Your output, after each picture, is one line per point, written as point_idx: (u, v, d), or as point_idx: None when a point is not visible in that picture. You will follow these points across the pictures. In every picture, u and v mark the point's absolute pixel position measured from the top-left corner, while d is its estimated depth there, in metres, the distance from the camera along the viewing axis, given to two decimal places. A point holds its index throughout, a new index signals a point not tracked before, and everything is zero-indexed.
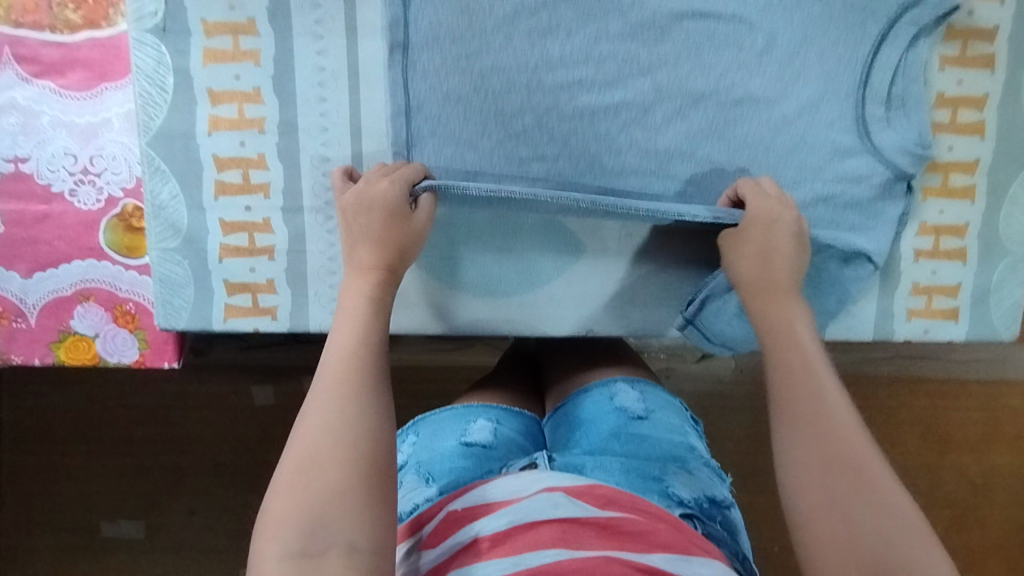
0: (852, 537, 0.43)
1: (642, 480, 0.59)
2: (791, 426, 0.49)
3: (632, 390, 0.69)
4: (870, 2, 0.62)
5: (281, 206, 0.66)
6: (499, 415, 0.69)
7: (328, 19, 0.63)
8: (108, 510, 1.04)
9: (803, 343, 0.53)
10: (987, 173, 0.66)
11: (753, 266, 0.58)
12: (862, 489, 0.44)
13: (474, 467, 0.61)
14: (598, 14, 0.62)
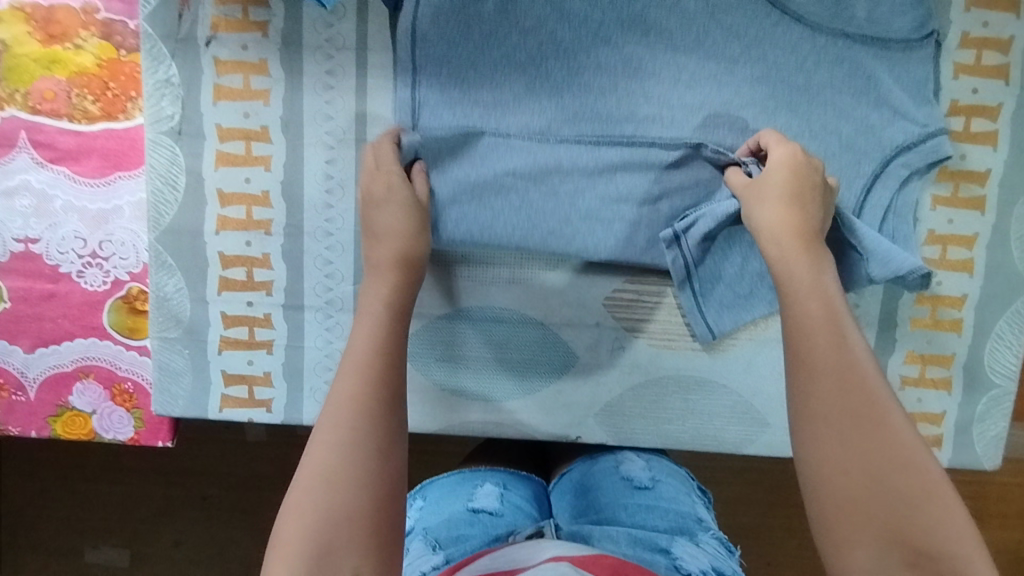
0: (867, 492, 0.41)
1: (648, 552, 0.59)
2: (812, 371, 0.45)
3: (639, 458, 0.71)
4: (866, 144, 0.63)
5: (282, 303, 0.67)
6: (507, 481, 0.71)
7: (339, 130, 0.65)
8: (94, 536, 1.05)
9: (824, 289, 0.49)
10: (975, 308, 0.67)
11: (769, 216, 0.53)
12: (879, 445, 0.42)
13: (480, 536, 0.64)
14: (600, 140, 0.64)
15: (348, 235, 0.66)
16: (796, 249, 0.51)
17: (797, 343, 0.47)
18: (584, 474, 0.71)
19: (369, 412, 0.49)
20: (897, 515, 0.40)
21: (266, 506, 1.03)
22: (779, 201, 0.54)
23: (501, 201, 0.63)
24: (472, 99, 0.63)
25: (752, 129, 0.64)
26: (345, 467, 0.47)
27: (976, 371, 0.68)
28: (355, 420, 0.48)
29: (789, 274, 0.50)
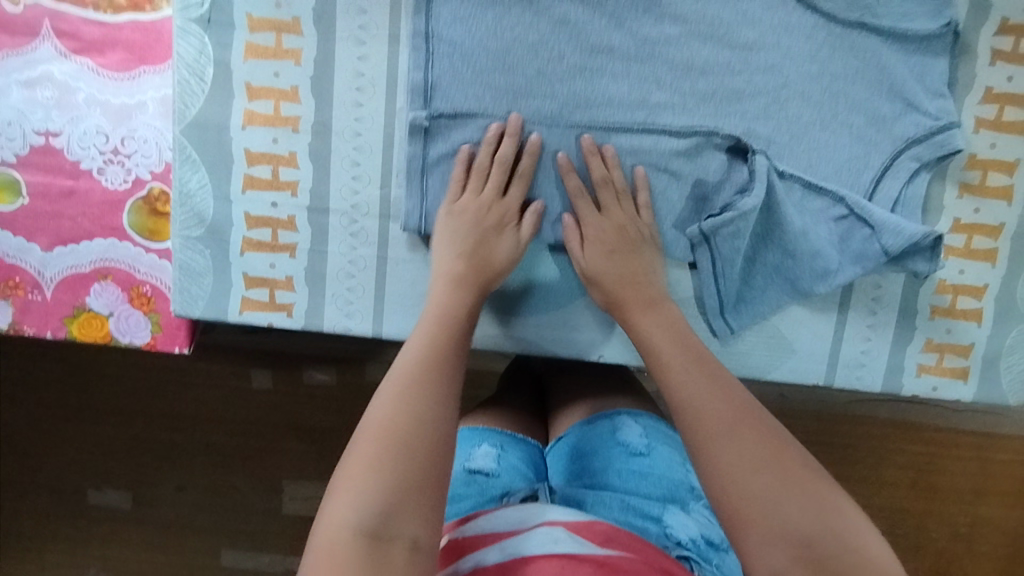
0: (770, 491, 0.44)
1: (640, 519, 0.60)
2: (697, 405, 0.49)
3: (637, 424, 0.68)
4: (912, 61, 0.62)
5: (306, 205, 0.66)
6: (504, 442, 0.69)
7: (372, 25, 0.63)
8: (97, 477, 1.04)
9: (683, 341, 0.56)
10: (1011, 239, 0.66)
11: (600, 262, 0.63)
12: (761, 450, 0.46)
13: (476, 497, 0.62)
14: (638, 56, 0.63)
15: (377, 137, 0.65)
16: (645, 310, 0.60)
17: (680, 388, 0.51)
18: (577, 432, 0.70)
19: (443, 382, 0.50)
20: (795, 508, 0.43)
21: (274, 438, 1.02)
22: (614, 253, 0.62)
23: (533, 105, 0.64)
24: (491, 58, 0.63)
25: (799, 39, 0.62)
26: (421, 423, 0.47)
27: (1007, 301, 0.67)
28: (427, 387, 0.49)
29: (653, 336, 0.58)
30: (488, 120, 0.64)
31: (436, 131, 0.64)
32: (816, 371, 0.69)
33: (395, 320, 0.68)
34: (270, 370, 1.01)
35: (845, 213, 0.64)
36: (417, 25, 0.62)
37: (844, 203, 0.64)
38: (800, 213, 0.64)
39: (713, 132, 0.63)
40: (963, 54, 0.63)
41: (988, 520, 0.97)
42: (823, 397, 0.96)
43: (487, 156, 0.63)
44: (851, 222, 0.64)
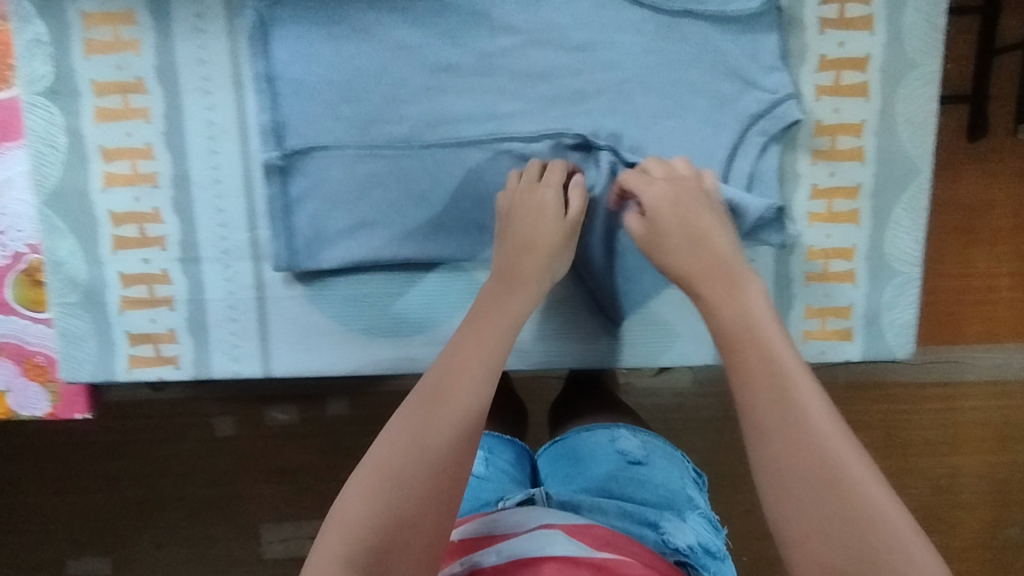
0: (814, 502, 0.40)
1: (636, 526, 0.59)
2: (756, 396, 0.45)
3: (634, 435, 0.68)
4: (742, 40, 0.63)
5: (178, 257, 0.66)
6: (493, 444, 0.72)
7: (214, 74, 0.64)
8: (73, 546, 1.03)
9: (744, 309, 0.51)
10: (870, 197, 0.67)
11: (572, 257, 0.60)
12: (808, 453, 0.42)
13: (470, 499, 0.65)
14: (478, 69, 0.64)
15: (236, 182, 0.65)
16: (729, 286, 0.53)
17: (743, 370, 0.47)
18: (576, 442, 0.70)
19: (450, 417, 0.47)
20: (839, 519, 0.39)
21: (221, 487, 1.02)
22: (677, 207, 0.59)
23: (383, 130, 0.64)
24: (336, 90, 0.63)
25: (631, 34, 0.63)
26: (424, 463, 0.45)
27: (879, 259, 0.69)
28: (421, 424, 0.47)
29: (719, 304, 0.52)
30: (342, 150, 0.64)
31: (292, 168, 0.64)
32: (703, 350, 0.71)
33: (284, 356, 0.69)
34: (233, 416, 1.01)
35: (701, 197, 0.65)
36: (256, 68, 0.63)
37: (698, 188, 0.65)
38: None
39: (561, 132, 0.64)
40: (792, 27, 0.64)
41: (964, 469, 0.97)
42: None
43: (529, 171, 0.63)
44: None
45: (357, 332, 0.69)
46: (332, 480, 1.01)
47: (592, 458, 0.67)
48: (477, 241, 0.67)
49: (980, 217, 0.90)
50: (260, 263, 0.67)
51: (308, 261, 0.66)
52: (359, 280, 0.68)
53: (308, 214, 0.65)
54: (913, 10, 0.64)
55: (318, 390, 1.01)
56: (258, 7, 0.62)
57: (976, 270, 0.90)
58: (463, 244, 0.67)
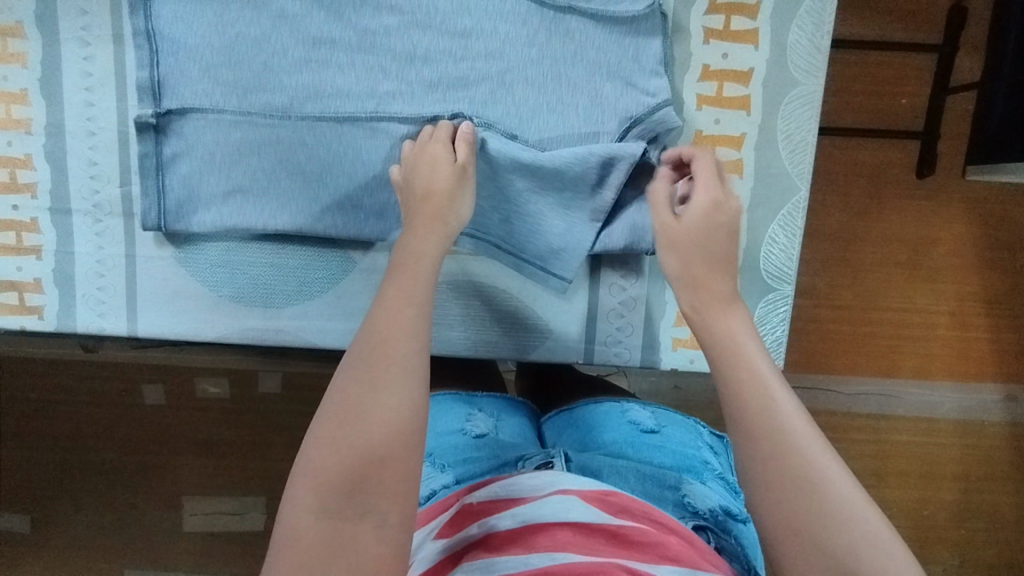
0: (797, 535, 0.38)
1: (658, 488, 0.59)
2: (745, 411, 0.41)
3: (644, 409, 0.71)
4: (626, 42, 0.64)
5: (48, 207, 0.66)
6: (500, 411, 0.72)
7: (94, 26, 0.64)
8: None
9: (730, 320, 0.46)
10: (746, 211, 0.68)
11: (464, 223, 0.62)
12: (791, 479, 0.39)
13: (488, 459, 0.63)
14: (361, 46, 0.64)
15: (112, 135, 0.66)
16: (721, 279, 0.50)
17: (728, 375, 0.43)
18: (585, 410, 0.72)
19: (402, 360, 0.44)
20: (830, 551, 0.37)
21: (120, 451, 1.00)
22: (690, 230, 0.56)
23: (260, 96, 0.64)
24: (216, 53, 0.64)
25: (515, 26, 0.64)
26: (378, 405, 0.43)
27: (754, 277, 0.69)
28: (382, 351, 0.44)
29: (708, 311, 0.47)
30: (218, 114, 0.64)
31: (166, 127, 0.64)
32: (575, 351, 0.71)
33: (150, 318, 0.68)
34: (162, 385, 0.99)
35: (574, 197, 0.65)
36: (137, 23, 0.63)
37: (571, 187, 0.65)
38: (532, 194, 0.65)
39: (438, 115, 0.64)
40: (677, 34, 0.66)
41: (890, 501, 1.05)
42: (677, 387, 0.97)
43: (439, 132, 0.60)
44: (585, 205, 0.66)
45: (229, 300, 0.68)
46: (242, 458, 1.00)
47: (606, 425, 0.69)
48: (351, 220, 0.66)
49: (923, 254, 0.96)
50: (131, 220, 0.67)
51: (177, 223, 0.66)
52: (230, 247, 0.68)
53: (182, 176, 0.65)
54: (796, 29, 0.65)
55: (247, 364, 0.99)
56: None
57: (912, 306, 0.97)
58: (335, 221, 0.66)
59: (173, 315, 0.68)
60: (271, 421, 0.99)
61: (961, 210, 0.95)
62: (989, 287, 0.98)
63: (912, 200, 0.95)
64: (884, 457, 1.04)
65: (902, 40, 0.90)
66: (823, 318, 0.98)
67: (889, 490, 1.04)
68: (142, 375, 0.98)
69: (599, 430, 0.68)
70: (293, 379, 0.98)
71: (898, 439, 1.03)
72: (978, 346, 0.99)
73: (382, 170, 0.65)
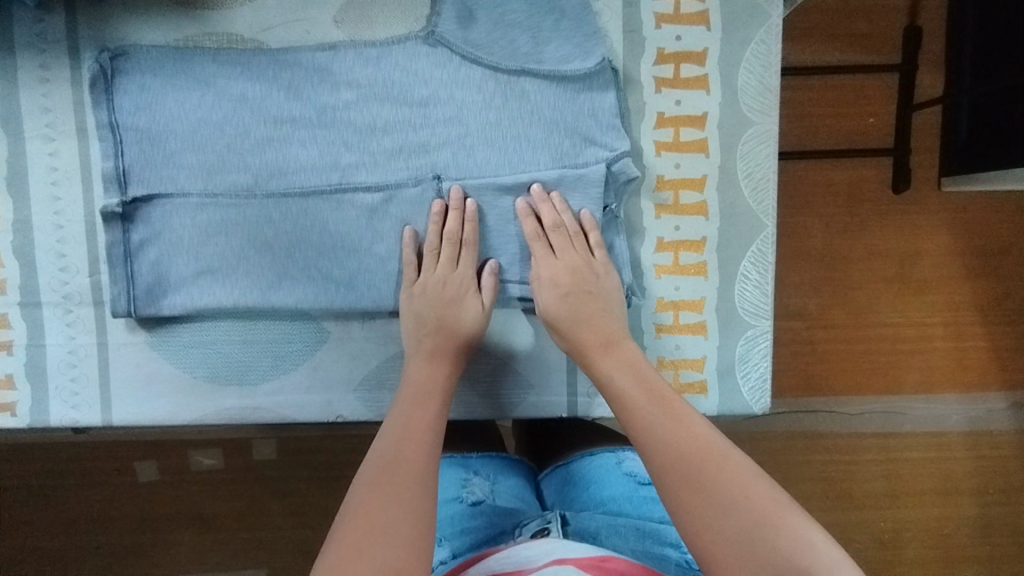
0: (733, 546, 0.45)
1: (657, 545, 0.59)
2: (665, 445, 0.51)
3: (640, 457, 0.72)
4: (581, 97, 0.65)
5: (18, 301, 0.66)
6: (496, 471, 0.71)
7: (58, 122, 0.65)
8: None
9: (647, 382, 0.56)
10: (716, 250, 0.68)
11: (432, 311, 0.63)
12: (726, 491, 0.47)
13: (485, 529, 0.63)
14: (321, 122, 0.66)
15: (80, 226, 0.66)
16: (603, 350, 0.60)
17: (650, 425, 0.52)
18: (579, 462, 0.72)
19: (400, 481, 0.51)
20: (765, 541, 0.44)
21: (114, 536, 0.97)
22: (569, 295, 0.62)
23: (225, 178, 0.65)
24: (178, 140, 0.65)
25: (471, 91, 0.66)
26: (392, 512, 0.49)
27: (733, 314, 0.68)
28: (394, 466, 0.52)
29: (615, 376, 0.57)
30: (184, 199, 0.65)
31: (133, 215, 0.65)
32: (559, 403, 0.70)
33: (125, 406, 0.67)
34: (157, 462, 0.97)
35: None
36: (100, 117, 0.64)
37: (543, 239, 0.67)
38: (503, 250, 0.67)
39: (404, 182, 0.66)
40: (629, 86, 0.67)
41: (909, 523, 1.02)
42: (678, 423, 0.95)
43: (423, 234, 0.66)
44: None
45: (205, 379, 0.68)
46: (240, 533, 0.97)
47: (601, 478, 0.69)
48: (321, 290, 0.66)
49: (910, 269, 0.96)
50: (102, 307, 0.67)
51: (147, 308, 0.66)
52: (202, 327, 0.67)
53: (151, 260, 0.65)
54: (745, 71, 0.66)
55: (243, 433, 0.97)
56: (101, 59, 0.64)
57: (905, 320, 0.97)
58: (306, 293, 0.66)
59: (150, 400, 0.67)
60: (270, 488, 0.97)
61: (942, 224, 0.96)
62: (980, 295, 0.97)
63: (891, 217, 0.95)
64: (896, 478, 1.01)
65: (854, 56, 0.92)
66: (817, 343, 0.97)
67: (904, 509, 1.02)
68: (131, 455, 0.96)
69: (595, 486, 0.68)
70: (291, 444, 0.96)
71: (909, 456, 1.01)
72: (978, 355, 0.98)
73: (352, 241, 0.66)
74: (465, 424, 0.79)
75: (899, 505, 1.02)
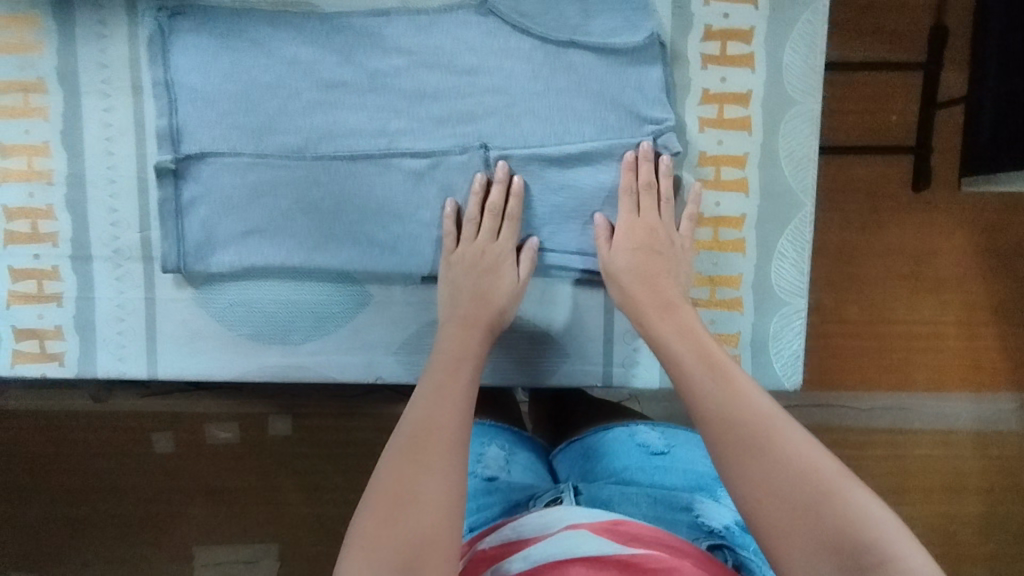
0: (787, 513, 0.44)
1: (669, 512, 0.61)
2: (725, 412, 0.50)
3: (654, 427, 0.72)
4: (628, 71, 0.66)
5: (69, 254, 0.67)
6: (511, 444, 0.72)
7: (114, 79, 0.66)
8: None
9: (702, 347, 0.57)
10: (754, 227, 0.69)
11: (476, 277, 0.65)
12: (777, 457, 0.46)
13: (501, 502, 0.64)
14: (371, 87, 0.67)
15: (132, 183, 0.67)
16: (661, 314, 0.61)
17: (709, 391, 0.52)
18: (592, 434, 0.72)
19: (439, 446, 0.50)
20: (812, 506, 0.43)
21: (130, 505, 0.99)
22: (638, 249, 0.65)
23: (275, 139, 0.66)
24: (231, 100, 0.66)
25: (520, 61, 0.66)
26: (428, 479, 0.48)
27: (768, 291, 0.70)
28: (436, 431, 0.51)
29: (674, 342, 0.58)
30: (236, 157, 0.66)
31: (185, 172, 0.66)
32: (593, 374, 0.71)
33: (170, 360, 0.69)
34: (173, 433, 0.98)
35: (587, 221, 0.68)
36: (156, 74, 0.65)
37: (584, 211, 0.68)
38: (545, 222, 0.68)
39: (450, 150, 0.67)
40: (675, 62, 0.68)
41: (916, 517, 1.04)
42: None
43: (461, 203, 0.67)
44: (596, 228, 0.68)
45: (250, 337, 0.69)
46: (258, 502, 0.98)
47: (613, 449, 0.70)
48: (366, 253, 0.68)
49: (935, 262, 0.97)
50: (151, 263, 0.68)
51: (196, 264, 0.67)
52: (248, 285, 0.69)
53: (200, 218, 0.67)
54: (789, 51, 0.67)
55: (257, 408, 0.98)
56: (158, 17, 0.65)
57: (918, 317, 0.98)
58: (351, 255, 0.68)
59: (195, 356, 0.69)
60: (288, 460, 0.98)
61: (967, 220, 0.97)
62: (1001, 293, 0.98)
63: (918, 210, 0.96)
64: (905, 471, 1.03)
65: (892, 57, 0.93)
66: (836, 332, 0.98)
67: (911, 502, 1.03)
68: (150, 424, 0.98)
69: (607, 457, 0.69)
70: (307, 417, 0.98)
71: (918, 450, 1.02)
72: (995, 352, 0.99)
73: (397, 206, 0.67)
74: (486, 392, 0.81)
75: (906, 499, 1.03)
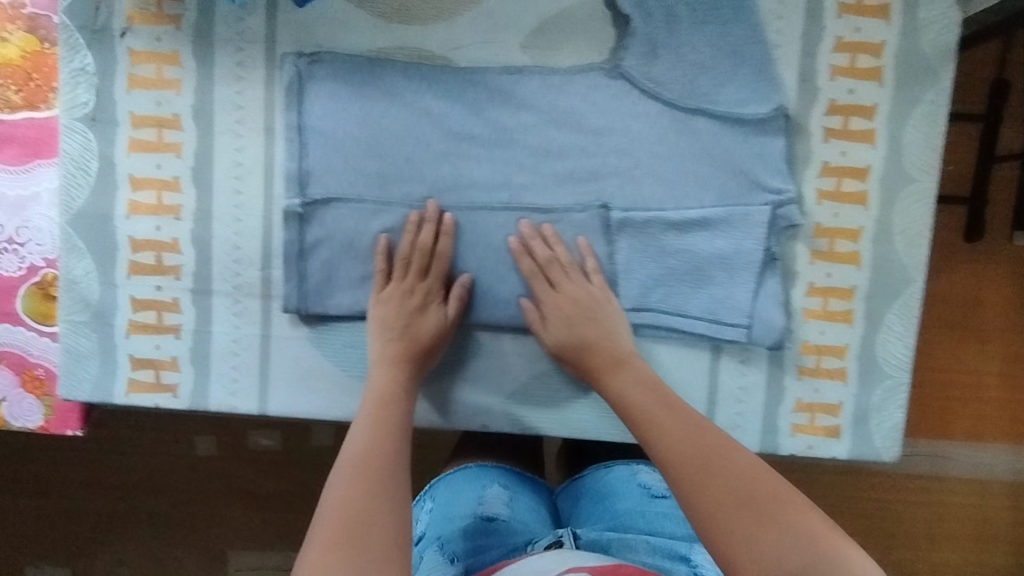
0: (751, 525, 0.46)
1: (667, 560, 0.61)
2: (675, 449, 0.53)
3: (655, 470, 0.73)
4: (753, 141, 0.67)
5: (191, 288, 0.68)
6: (516, 485, 0.73)
7: (248, 119, 0.67)
8: (36, 554, 1.02)
9: (656, 391, 0.60)
10: (864, 300, 0.70)
11: (590, 335, 0.65)
12: (729, 480, 0.49)
13: (499, 545, 0.64)
14: (499, 142, 0.68)
15: (257, 221, 0.68)
16: (614, 371, 0.64)
17: (667, 432, 0.55)
18: (592, 477, 0.74)
19: (379, 471, 0.53)
20: (772, 524, 0.46)
21: (167, 505, 0.99)
22: (573, 322, 0.66)
23: (401, 188, 0.67)
24: (360, 147, 0.67)
25: (647, 126, 0.67)
26: (376, 502, 0.50)
27: (873, 362, 0.70)
28: (378, 457, 0.54)
29: (630, 391, 0.61)
30: (361, 203, 0.67)
31: (311, 216, 0.67)
32: None
33: (281, 397, 0.70)
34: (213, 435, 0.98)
35: (701, 285, 0.68)
36: (290, 118, 0.67)
37: (699, 274, 0.68)
38: (660, 283, 0.69)
39: (572, 208, 0.68)
40: (798, 133, 0.69)
41: None
42: None
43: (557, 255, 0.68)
44: (710, 293, 0.68)
45: (361, 379, 0.70)
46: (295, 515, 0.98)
47: (612, 492, 0.71)
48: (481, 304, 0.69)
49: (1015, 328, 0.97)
50: (270, 300, 0.69)
51: (315, 305, 0.68)
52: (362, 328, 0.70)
53: (322, 260, 0.68)
54: (911, 129, 0.68)
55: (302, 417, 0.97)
56: (298, 64, 0.66)
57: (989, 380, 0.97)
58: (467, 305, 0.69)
59: (306, 394, 0.70)
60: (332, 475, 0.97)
61: None
62: None
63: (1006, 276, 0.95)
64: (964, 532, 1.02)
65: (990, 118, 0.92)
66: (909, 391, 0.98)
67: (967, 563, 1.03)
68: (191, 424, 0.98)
69: (608, 499, 0.70)
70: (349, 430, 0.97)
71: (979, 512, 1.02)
72: None
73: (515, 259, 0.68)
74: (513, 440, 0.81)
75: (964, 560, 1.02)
